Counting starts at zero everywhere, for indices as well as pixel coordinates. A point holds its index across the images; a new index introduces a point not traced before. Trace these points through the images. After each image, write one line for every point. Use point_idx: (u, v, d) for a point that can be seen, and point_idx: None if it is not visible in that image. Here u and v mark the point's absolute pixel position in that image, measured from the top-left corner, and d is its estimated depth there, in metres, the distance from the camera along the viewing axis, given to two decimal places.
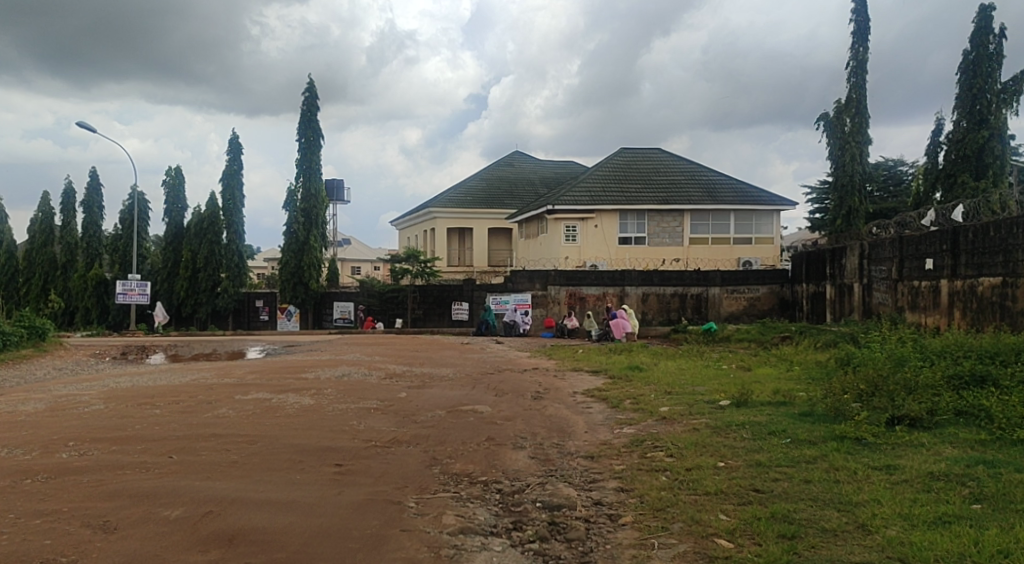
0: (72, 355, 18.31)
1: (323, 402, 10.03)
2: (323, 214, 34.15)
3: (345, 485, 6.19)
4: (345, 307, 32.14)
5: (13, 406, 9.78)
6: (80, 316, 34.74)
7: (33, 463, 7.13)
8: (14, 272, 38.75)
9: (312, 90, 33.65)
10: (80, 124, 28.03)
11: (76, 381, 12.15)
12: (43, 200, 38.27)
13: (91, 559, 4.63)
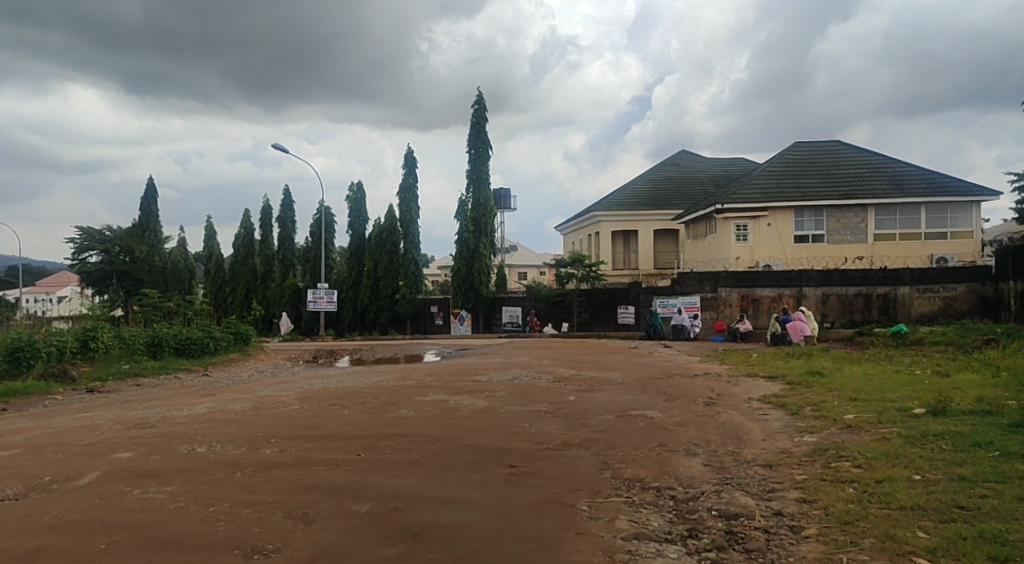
0: (273, 359, 20.25)
1: (495, 404, 10.38)
2: (492, 222, 35.14)
3: (520, 487, 6.37)
4: (513, 311, 32.75)
5: (226, 405, 10.99)
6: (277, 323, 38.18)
7: (243, 457, 7.97)
8: (222, 282, 43.38)
9: (481, 103, 34.81)
10: (277, 148, 30.61)
11: (275, 383, 13.40)
12: (245, 217, 42.37)
13: (293, 549, 5.14)
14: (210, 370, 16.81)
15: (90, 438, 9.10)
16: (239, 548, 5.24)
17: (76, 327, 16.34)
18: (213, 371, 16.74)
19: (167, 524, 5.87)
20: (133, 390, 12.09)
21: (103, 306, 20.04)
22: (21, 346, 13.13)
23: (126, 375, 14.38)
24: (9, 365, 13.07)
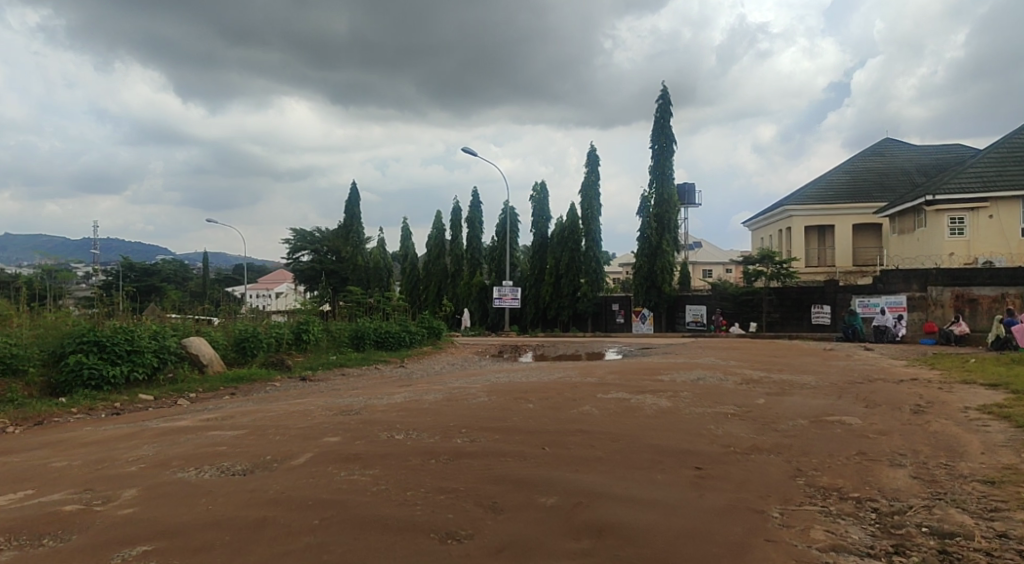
0: (462, 353, 21.28)
1: (679, 404, 10.20)
2: (675, 219, 34.37)
3: (706, 489, 6.23)
4: (697, 311, 32.27)
5: (421, 395, 11.73)
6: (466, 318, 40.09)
7: (437, 445, 8.50)
8: (416, 280, 46.26)
9: (665, 98, 34.22)
10: (466, 152, 32.03)
11: (465, 376, 14.09)
12: (436, 218, 44.81)
13: (484, 537, 5.42)
14: (405, 362, 17.99)
15: (306, 421, 10.12)
16: (434, 533, 5.61)
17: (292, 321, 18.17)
18: (410, 363, 17.93)
19: (371, 505, 6.40)
20: (340, 379, 13.23)
21: (314, 301, 22.07)
22: (248, 337, 14.81)
23: (333, 365, 15.77)
24: (238, 354, 14.76)
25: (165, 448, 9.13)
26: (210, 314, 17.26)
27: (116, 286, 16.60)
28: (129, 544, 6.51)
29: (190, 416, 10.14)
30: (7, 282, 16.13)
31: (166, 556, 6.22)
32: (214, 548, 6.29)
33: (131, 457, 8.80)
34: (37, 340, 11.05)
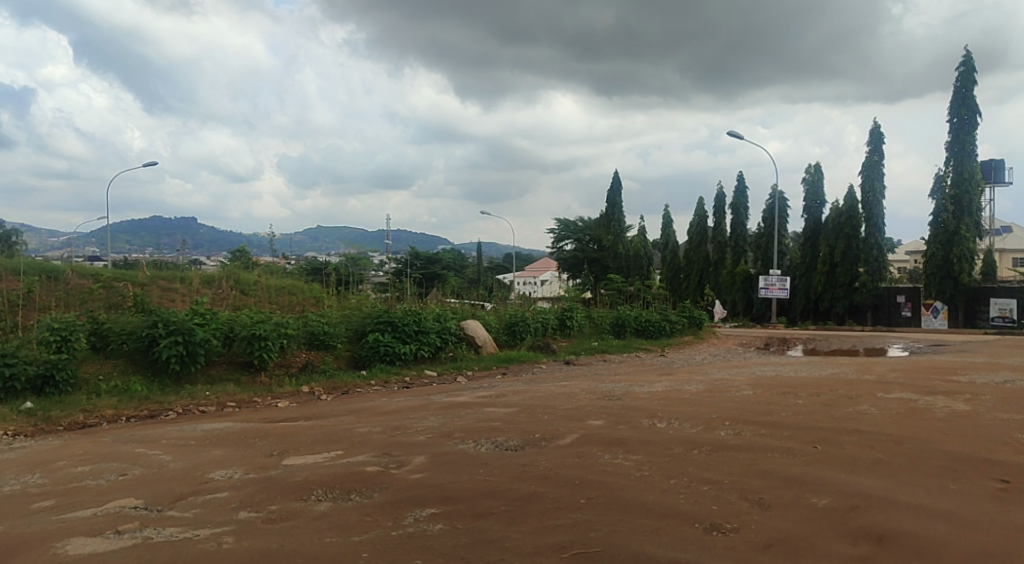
0: (725, 344, 20.75)
1: (979, 409, 9.03)
2: (979, 200, 30.05)
3: (1010, 506, 5.61)
4: (1005, 305, 28.89)
5: (681, 384, 11.65)
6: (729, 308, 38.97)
7: (700, 436, 8.58)
8: (678, 269, 45.97)
9: (968, 63, 30.10)
10: (731, 134, 30.66)
11: (728, 368, 13.74)
12: (699, 205, 43.90)
13: (751, 532, 5.41)
14: (666, 350, 17.98)
15: (572, 403, 10.58)
16: (697, 522, 5.66)
17: (557, 307, 19.04)
18: (672, 351, 17.93)
19: (632, 490, 6.55)
20: (603, 364, 13.63)
21: (579, 287, 22.92)
22: (518, 321, 15.78)
23: (596, 350, 16.28)
24: (508, 336, 15.77)
25: (448, 421, 10.14)
26: (484, 300, 18.69)
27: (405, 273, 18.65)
28: (421, 505, 7.55)
29: (468, 392, 11.11)
30: (321, 268, 19.01)
31: (452, 517, 7.19)
32: (492, 514, 7.14)
33: (419, 427, 9.93)
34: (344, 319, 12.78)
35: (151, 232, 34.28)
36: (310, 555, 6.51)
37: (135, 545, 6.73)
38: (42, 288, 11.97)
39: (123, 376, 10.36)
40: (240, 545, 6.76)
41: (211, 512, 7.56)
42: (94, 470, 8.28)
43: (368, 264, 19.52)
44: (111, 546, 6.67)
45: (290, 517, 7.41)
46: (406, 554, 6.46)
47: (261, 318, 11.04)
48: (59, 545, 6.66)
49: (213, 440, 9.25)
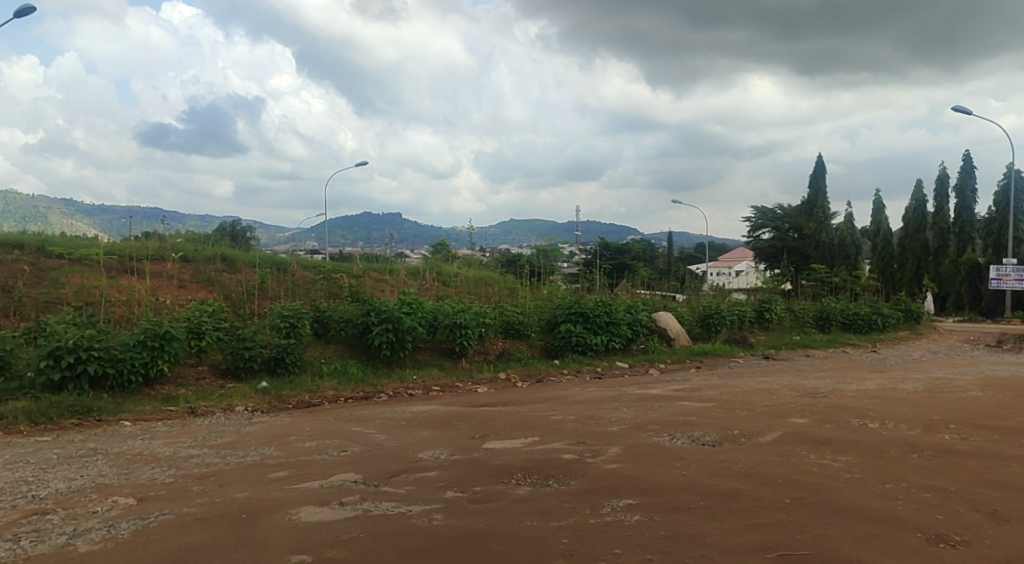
0: (947, 339, 18.94)
1: None
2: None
3: None
4: None
5: (896, 383, 10.78)
6: (952, 301, 35.90)
7: (918, 440, 8.18)
8: (889, 257, 42.84)
9: None
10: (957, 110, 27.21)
11: (951, 366, 12.55)
12: (918, 187, 40.40)
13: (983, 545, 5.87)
14: (878, 346, 16.74)
15: (772, 399, 10.15)
16: (922, 531, 6.15)
17: (753, 299, 18.34)
18: (884, 347, 16.72)
19: (845, 492, 7.07)
20: (806, 359, 12.96)
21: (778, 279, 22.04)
22: (712, 314, 15.39)
23: (798, 345, 15.52)
24: (702, 329, 15.46)
25: (642, 413, 10.07)
26: (674, 292, 18.43)
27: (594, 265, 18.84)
28: (618, 495, 7.56)
29: (662, 384, 10.97)
30: (515, 260, 19.71)
31: (651, 509, 7.14)
32: (692, 509, 7.04)
33: (613, 418, 9.94)
34: (537, 309, 13.10)
35: (360, 227, 37.37)
36: (513, 537, 6.69)
37: (357, 516, 7.26)
38: (274, 278, 13.30)
39: (342, 359, 11.29)
40: (448, 522, 7.08)
41: (421, 489, 8.01)
42: (319, 446, 9.05)
43: (557, 256, 19.89)
44: (336, 516, 7.24)
45: (493, 499, 7.67)
46: (605, 543, 6.48)
47: (462, 307, 11.55)
48: (293, 511, 7.33)
49: (420, 422, 9.81)
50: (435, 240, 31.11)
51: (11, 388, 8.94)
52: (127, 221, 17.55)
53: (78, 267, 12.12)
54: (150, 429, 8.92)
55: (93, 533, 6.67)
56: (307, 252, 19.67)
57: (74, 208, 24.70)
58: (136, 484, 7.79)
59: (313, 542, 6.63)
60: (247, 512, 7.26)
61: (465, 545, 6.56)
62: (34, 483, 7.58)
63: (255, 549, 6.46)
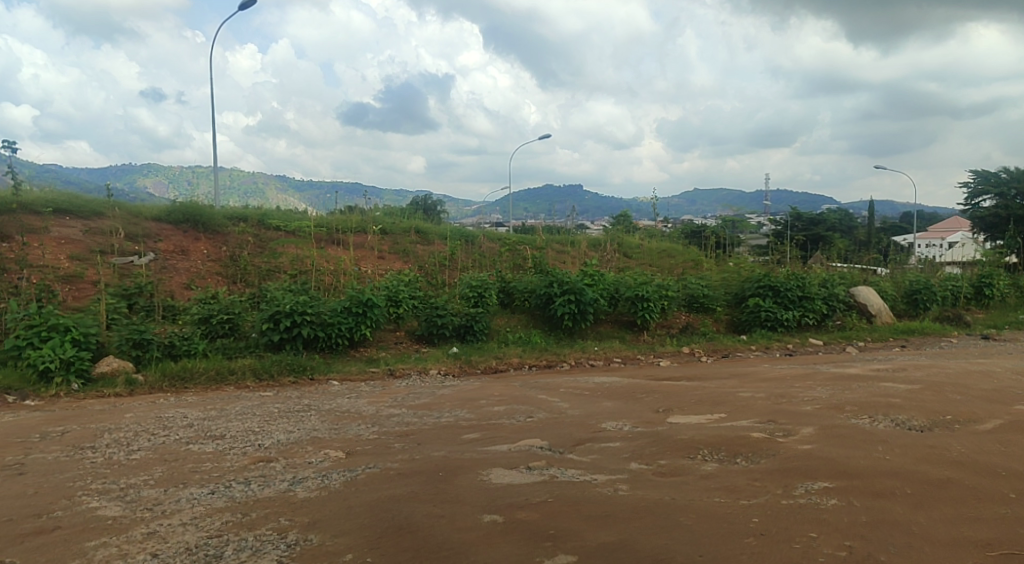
0: None
1: None
2: None
3: None
4: None
5: None
6: None
7: None
8: None
9: None
10: None
11: None
12: None
13: None
14: None
15: (990, 384, 9.27)
16: None
17: (969, 273, 16.75)
18: None
19: None
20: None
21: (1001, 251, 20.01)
22: (920, 289, 14.28)
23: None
24: (908, 306, 14.48)
25: (838, 393, 9.52)
26: (875, 266, 17.24)
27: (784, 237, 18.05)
28: (812, 477, 7.19)
29: (860, 363, 10.36)
30: (698, 231, 19.39)
31: (850, 494, 6.74)
32: (897, 496, 6.58)
33: (806, 397, 9.46)
34: (724, 282, 12.80)
35: (542, 201, 38.13)
36: (701, 512, 6.54)
37: (545, 481, 7.39)
38: (462, 249, 13.91)
39: (526, 328, 11.57)
40: (634, 493, 7.05)
41: (606, 459, 8.04)
42: (507, 410, 9.34)
43: (743, 226, 19.15)
44: (525, 479, 7.42)
45: (678, 473, 7.55)
46: (800, 525, 6.19)
47: (644, 280, 11.49)
48: (484, 472, 7.60)
49: (604, 392, 9.87)
50: (614, 212, 31.03)
51: (239, 347, 9.96)
52: (330, 197, 18.99)
53: (293, 239, 13.34)
54: (355, 388, 9.64)
55: (311, 481, 7.22)
56: (491, 225, 20.37)
57: (287, 184, 27.16)
58: (345, 438, 8.40)
59: (504, 503, 6.82)
60: (443, 470, 7.62)
61: (652, 516, 6.49)
62: (260, 433, 8.37)
63: (451, 506, 6.75)
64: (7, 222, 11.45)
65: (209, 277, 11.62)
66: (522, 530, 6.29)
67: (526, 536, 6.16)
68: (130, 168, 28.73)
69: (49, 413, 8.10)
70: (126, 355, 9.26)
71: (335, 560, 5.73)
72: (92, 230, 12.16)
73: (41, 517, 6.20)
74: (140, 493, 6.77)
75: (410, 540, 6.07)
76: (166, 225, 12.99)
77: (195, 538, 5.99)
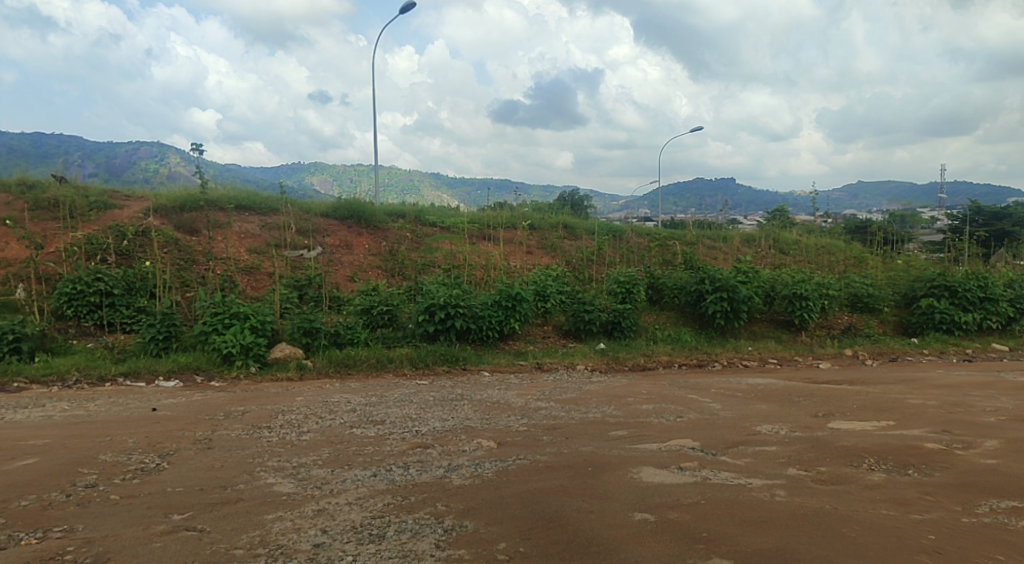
0: None
1: None
2: None
3: None
4: None
5: None
6: None
7: None
8: None
9: None
10: None
11: None
12: None
13: None
14: None
15: None
16: None
17: None
18: None
19: None
20: None
21: None
22: None
23: None
24: None
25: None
26: None
27: (963, 234, 16.81)
28: (997, 495, 6.62)
29: None
30: (864, 228, 18.36)
31: None
32: None
33: (987, 407, 8.70)
34: (892, 282, 12.19)
35: (692, 194, 37.20)
36: (867, 524, 6.15)
37: (697, 483, 7.07)
38: (611, 245, 13.98)
39: (675, 326, 11.53)
40: (792, 500, 6.66)
41: (760, 463, 7.62)
42: (657, 409, 9.14)
43: (915, 222, 17.89)
44: (676, 479, 7.12)
45: (841, 481, 7.10)
46: (981, 546, 5.76)
47: (802, 278, 11.24)
48: (634, 470, 7.34)
49: (758, 394, 9.52)
50: (771, 206, 29.91)
51: (398, 337, 10.47)
52: (478, 193, 19.49)
53: (447, 234, 13.92)
54: (505, 380, 9.81)
55: (464, 469, 7.29)
56: (639, 220, 20.29)
57: (441, 181, 28.18)
58: (496, 429, 8.48)
59: (653, 502, 6.59)
60: (592, 466, 7.44)
61: (812, 526, 6.15)
62: (417, 420, 8.63)
63: (601, 501, 6.58)
64: (196, 217, 12.55)
65: (370, 270, 12.27)
66: (677, 531, 6.06)
67: (677, 538, 5.94)
68: (300, 167, 30.80)
69: (232, 394, 8.78)
70: (297, 342, 9.91)
71: (489, 548, 5.75)
72: (268, 224, 13.12)
73: (226, 489, 6.56)
74: (310, 472, 7.06)
75: (560, 534, 5.98)
76: (332, 220, 13.78)
77: (361, 518, 6.16)
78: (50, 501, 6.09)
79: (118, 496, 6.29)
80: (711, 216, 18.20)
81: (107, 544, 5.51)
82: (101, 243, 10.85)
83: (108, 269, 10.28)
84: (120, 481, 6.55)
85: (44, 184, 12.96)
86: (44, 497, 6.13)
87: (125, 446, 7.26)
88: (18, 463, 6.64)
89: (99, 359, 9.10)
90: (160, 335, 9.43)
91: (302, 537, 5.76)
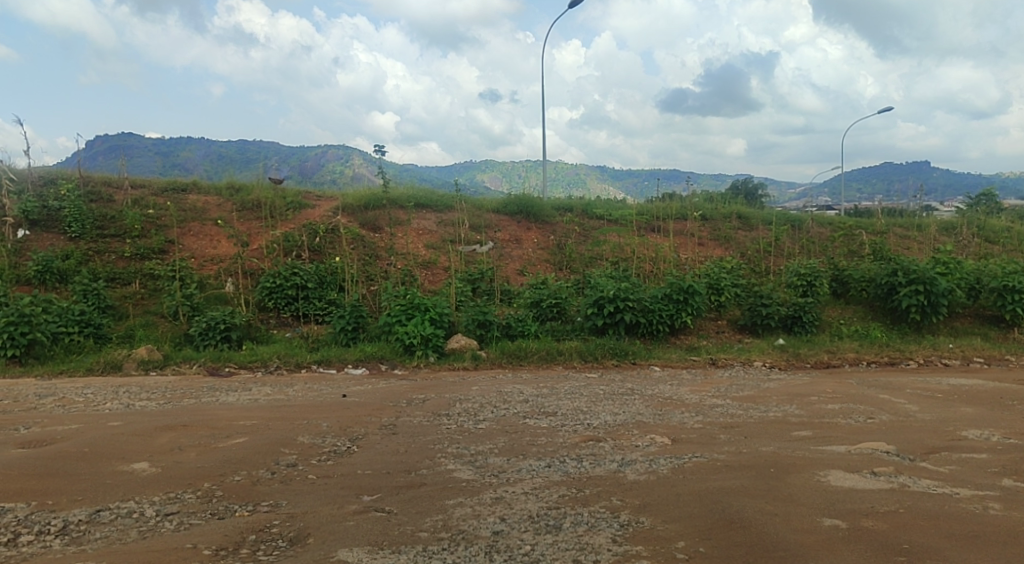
0: None
1: None
2: None
3: None
4: None
5: None
6: None
7: None
8: None
9: None
10: None
11: None
12: None
13: None
14: None
15: None
16: None
17: None
18: None
19: None
20: None
21: None
22: None
23: None
24: None
25: None
26: None
27: None
28: None
29: None
30: None
31: None
32: None
33: None
34: None
35: (879, 179, 34.67)
36: None
37: (894, 490, 6.45)
38: (788, 236, 13.58)
39: (863, 321, 10.88)
40: (1010, 515, 5.96)
41: (969, 472, 6.87)
42: (843, 410, 8.51)
43: None
44: (869, 485, 6.53)
45: None
46: None
47: (1014, 270, 10.50)
48: (822, 473, 6.81)
49: (961, 396, 8.69)
50: (974, 190, 27.27)
51: (568, 329, 10.55)
52: (647, 185, 19.26)
53: (616, 228, 13.97)
54: (677, 375, 9.59)
55: (639, 465, 7.08)
56: (818, 207, 19.29)
57: (606, 173, 28.13)
58: (669, 425, 8.21)
59: (844, 508, 6.09)
60: (774, 467, 6.98)
61: None
62: (588, 413, 8.55)
63: (784, 504, 6.15)
64: (379, 216, 13.33)
65: (540, 264, 12.52)
66: (874, 540, 5.56)
67: (873, 548, 5.45)
68: (472, 164, 31.86)
69: (412, 382, 9.17)
70: (472, 333, 10.22)
71: (667, 546, 5.48)
72: (443, 222, 13.66)
73: (410, 473, 6.76)
74: (486, 461, 7.16)
75: (742, 535, 5.64)
76: (503, 216, 14.07)
77: (537, 507, 6.11)
78: (259, 477, 6.51)
79: (315, 476, 6.62)
80: (901, 203, 16.93)
81: (307, 519, 5.75)
82: (296, 241, 11.86)
83: (304, 264, 11.16)
84: (317, 462, 6.93)
85: (249, 187, 14.27)
86: (253, 473, 6.58)
87: (320, 429, 7.73)
88: (230, 441, 7.23)
89: (296, 347, 9.85)
90: (349, 325, 10.06)
91: (482, 524, 5.77)
